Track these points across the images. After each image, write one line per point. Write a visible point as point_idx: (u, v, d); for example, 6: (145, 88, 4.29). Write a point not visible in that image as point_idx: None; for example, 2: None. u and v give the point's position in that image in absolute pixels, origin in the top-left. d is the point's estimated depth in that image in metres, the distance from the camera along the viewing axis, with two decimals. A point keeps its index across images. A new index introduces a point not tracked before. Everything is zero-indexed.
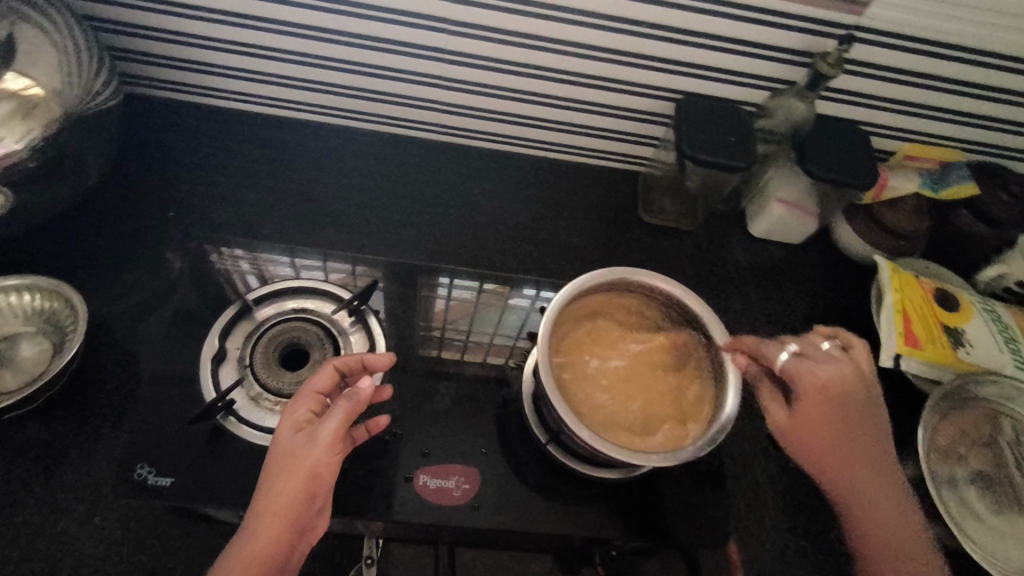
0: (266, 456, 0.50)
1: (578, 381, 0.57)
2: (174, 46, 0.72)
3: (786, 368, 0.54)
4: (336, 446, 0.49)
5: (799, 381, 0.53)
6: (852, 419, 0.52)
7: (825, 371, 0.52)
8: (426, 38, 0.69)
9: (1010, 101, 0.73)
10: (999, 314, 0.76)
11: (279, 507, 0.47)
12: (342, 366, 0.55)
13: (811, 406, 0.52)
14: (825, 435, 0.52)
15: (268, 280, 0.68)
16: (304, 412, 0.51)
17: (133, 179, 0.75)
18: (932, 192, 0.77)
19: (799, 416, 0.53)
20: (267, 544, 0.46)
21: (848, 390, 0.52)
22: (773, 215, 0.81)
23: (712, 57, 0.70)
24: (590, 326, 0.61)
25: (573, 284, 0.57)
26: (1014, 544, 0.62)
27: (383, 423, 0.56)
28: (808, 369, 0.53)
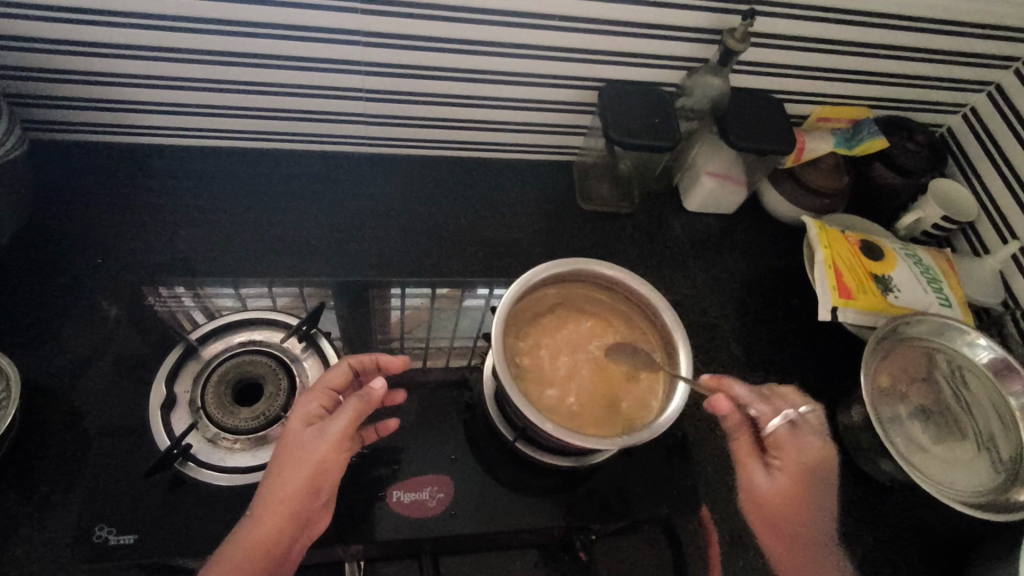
0: (275, 449, 0.53)
1: (536, 377, 0.58)
2: (79, 86, 0.69)
3: (776, 434, 0.58)
4: (341, 446, 0.51)
5: (786, 453, 0.57)
6: (809, 499, 0.57)
7: (795, 453, 0.57)
8: (344, 52, 0.69)
9: (905, 57, 0.78)
10: (920, 257, 0.81)
11: (284, 499, 0.49)
12: (357, 365, 0.58)
13: (787, 478, 0.57)
14: (784, 523, 0.57)
15: (213, 315, 0.67)
16: (315, 407, 0.54)
17: (51, 229, 0.72)
18: (847, 150, 0.82)
19: (777, 480, 0.57)
20: (270, 533, 0.49)
21: (798, 487, 0.56)
22: (705, 187, 0.83)
23: (627, 44, 0.72)
24: (540, 321, 0.61)
25: (519, 283, 0.58)
26: (958, 470, 0.67)
27: (392, 427, 0.59)
28: (792, 443, 0.57)
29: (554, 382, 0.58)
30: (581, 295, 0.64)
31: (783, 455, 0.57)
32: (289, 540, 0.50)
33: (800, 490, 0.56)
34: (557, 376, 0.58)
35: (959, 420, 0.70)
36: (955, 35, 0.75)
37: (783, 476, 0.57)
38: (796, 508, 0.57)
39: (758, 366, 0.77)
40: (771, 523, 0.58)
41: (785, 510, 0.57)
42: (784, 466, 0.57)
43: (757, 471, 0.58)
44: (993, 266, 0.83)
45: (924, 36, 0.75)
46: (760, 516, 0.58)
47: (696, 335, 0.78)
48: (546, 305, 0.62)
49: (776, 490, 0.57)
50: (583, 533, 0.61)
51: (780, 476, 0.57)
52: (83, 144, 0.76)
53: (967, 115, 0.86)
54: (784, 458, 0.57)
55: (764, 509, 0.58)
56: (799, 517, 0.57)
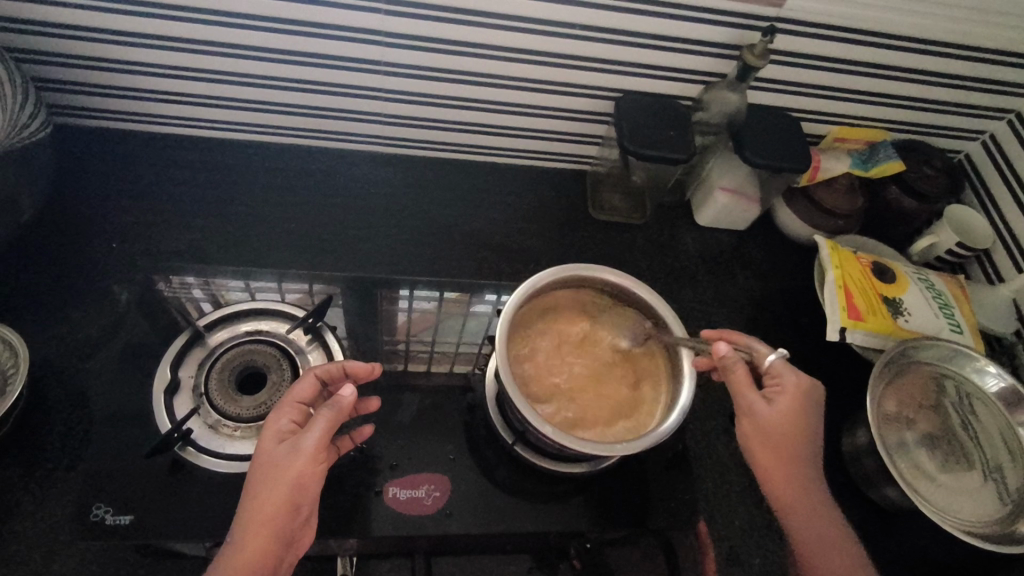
0: (249, 469, 0.51)
1: (537, 384, 0.58)
2: (105, 73, 0.70)
3: (772, 365, 0.57)
4: (319, 455, 0.50)
5: (783, 377, 0.56)
6: (808, 423, 0.55)
7: (793, 377, 0.56)
8: (365, 52, 0.70)
9: (924, 81, 0.77)
10: (932, 282, 0.80)
11: (263, 518, 0.48)
12: (325, 375, 0.56)
13: (792, 402, 0.55)
14: (787, 450, 0.55)
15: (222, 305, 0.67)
16: (287, 423, 0.53)
17: (69, 211, 0.73)
18: (863, 172, 0.83)
19: (781, 409, 0.55)
20: (252, 554, 0.47)
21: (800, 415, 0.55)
22: (718, 203, 0.83)
23: (645, 55, 0.72)
24: (535, 326, 0.61)
25: (520, 289, 0.57)
26: (963, 499, 0.66)
27: (367, 433, 0.58)
28: (788, 373, 0.56)
29: (571, 390, 0.58)
30: (581, 299, 0.63)
31: (779, 381, 0.56)
32: (275, 561, 0.48)
33: (802, 416, 0.55)
34: (577, 384, 0.58)
35: (967, 448, 0.69)
36: (976, 61, 0.74)
37: (784, 399, 0.55)
38: (798, 438, 0.55)
39: None
40: (773, 450, 0.55)
41: (785, 438, 0.55)
42: (784, 391, 0.56)
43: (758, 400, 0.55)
44: (1006, 295, 0.82)
45: (944, 60, 0.74)
46: (759, 445, 0.56)
47: None
48: (540, 311, 0.62)
49: (777, 414, 0.55)
50: (577, 540, 0.60)
51: (783, 401, 0.55)
52: (105, 130, 0.78)
53: (986, 142, 0.86)
54: (783, 385, 0.56)
55: (768, 435, 0.55)
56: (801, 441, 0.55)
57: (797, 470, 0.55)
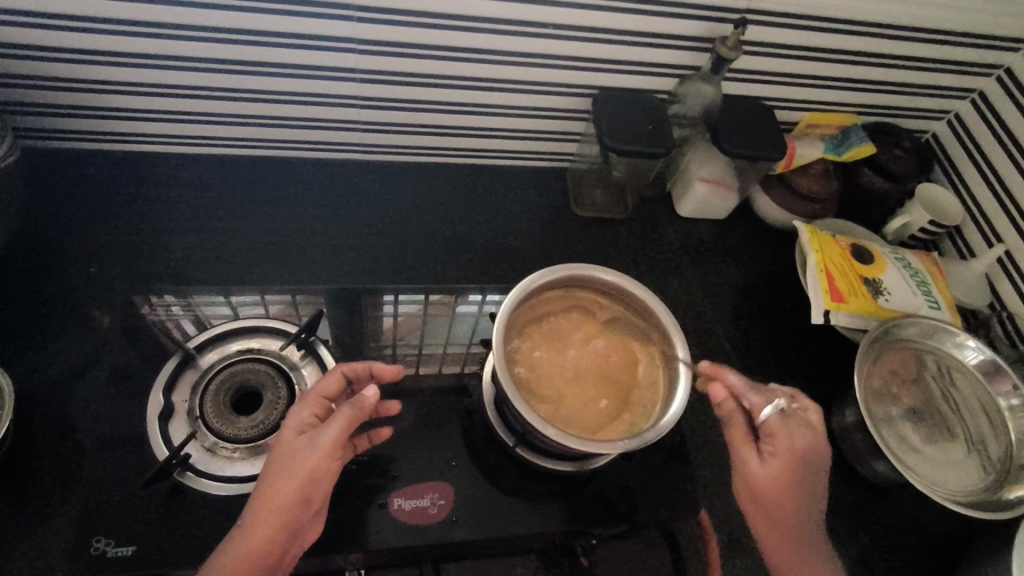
0: (269, 456, 0.52)
1: (536, 379, 0.58)
2: (70, 94, 0.68)
3: (770, 424, 0.57)
4: (335, 452, 0.50)
5: (777, 440, 0.56)
6: (803, 488, 0.55)
7: (789, 441, 0.56)
8: (338, 60, 0.69)
9: (891, 65, 0.79)
10: (909, 261, 0.82)
11: (274, 509, 0.48)
12: (351, 373, 0.58)
13: (781, 469, 0.55)
14: (781, 520, 0.55)
15: (206, 325, 0.66)
16: (308, 415, 0.53)
17: (42, 237, 0.71)
18: (836, 156, 0.84)
19: (769, 475, 0.56)
20: (261, 541, 0.47)
21: (818, 454, 0.56)
22: (698, 194, 0.84)
23: (620, 51, 0.73)
24: (530, 322, 0.61)
25: (515, 291, 0.57)
26: (949, 469, 0.68)
27: (384, 435, 0.60)
28: (787, 435, 0.56)
29: (553, 379, 0.59)
30: (653, 371, 0.61)
31: (776, 442, 0.56)
32: (280, 550, 0.48)
33: (796, 480, 0.55)
34: (529, 367, 0.59)
35: (949, 420, 0.71)
36: (940, 43, 0.76)
37: (777, 469, 0.55)
38: (800, 481, 0.55)
39: (752, 369, 0.78)
40: (775, 525, 0.56)
41: (778, 501, 0.55)
42: (776, 455, 0.56)
43: (751, 461, 0.57)
44: (980, 269, 0.84)
45: (910, 44, 0.76)
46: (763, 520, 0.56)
47: (690, 339, 0.79)
48: (533, 307, 0.62)
49: (767, 473, 0.56)
50: (584, 537, 0.61)
51: (776, 467, 0.55)
52: (74, 152, 0.75)
53: (952, 121, 0.88)
54: (777, 447, 0.56)
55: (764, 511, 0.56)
56: (795, 505, 0.55)
57: (801, 529, 0.56)
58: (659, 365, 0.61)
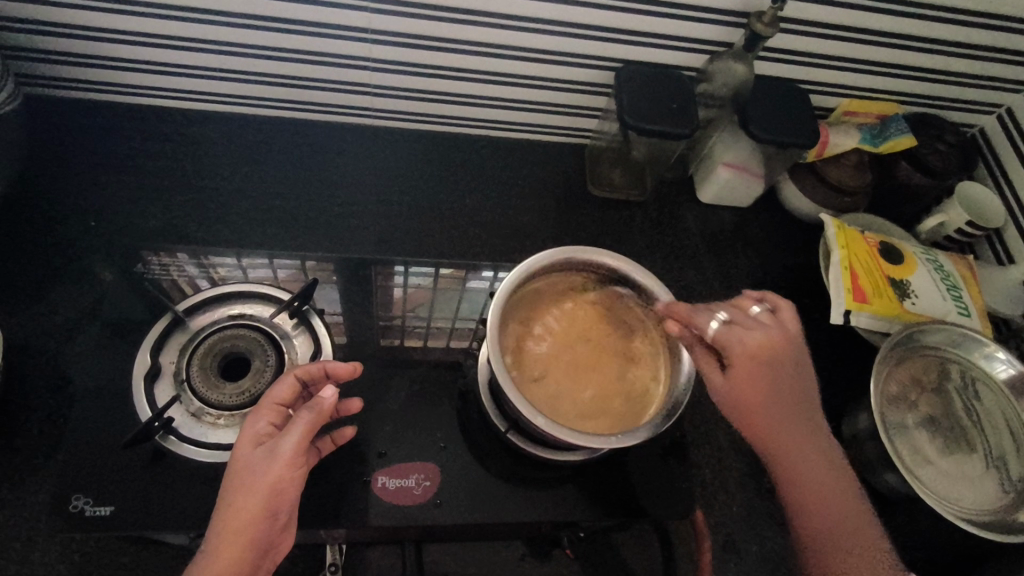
0: (224, 472, 0.49)
1: (526, 376, 0.55)
2: (77, 42, 0.66)
3: (718, 338, 0.53)
4: (297, 460, 0.48)
5: (728, 349, 0.52)
6: (779, 381, 0.52)
7: (739, 343, 0.52)
8: (353, 19, 0.66)
9: (940, 51, 0.73)
10: (941, 263, 0.77)
11: (239, 527, 0.46)
12: (304, 376, 0.54)
13: (741, 371, 0.51)
14: (757, 412, 0.52)
15: (220, 282, 0.65)
16: (264, 426, 0.51)
17: (47, 188, 0.70)
18: (873, 147, 0.79)
19: (733, 378, 0.52)
20: (228, 564, 0.45)
21: (779, 347, 0.52)
22: (720, 179, 0.80)
23: (647, 23, 0.69)
24: (522, 316, 0.58)
25: (512, 275, 0.55)
26: (963, 485, 0.65)
27: (349, 434, 0.56)
28: (736, 339, 0.52)
29: (543, 377, 0.56)
30: (636, 415, 0.55)
31: (728, 352, 0.52)
32: (250, 568, 0.46)
33: (762, 369, 0.52)
34: (538, 335, 0.58)
35: (969, 433, 0.68)
36: (996, 30, 0.70)
37: (736, 376, 0.52)
38: (769, 377, 0.52)
39: None
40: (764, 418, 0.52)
41: (751, 400, 0.52)
42: (732, 362, 0.52)
43: (713, 375, 0.54)
44: (1017, 277, 0.79)
45: (961, 29, 0.70)
46: (746, 420, 0.53)
47: None
48: (525, 299, 0.59)
49: (732, 383, 0.52)
50: (570, 531, 0.59)
51: (735, 370, 0.52)
52: (82, 102, 0.74)
53: (1002, 116, 0.82)
54: (733, 357, 0.52)
55: (734, 408, 0.53)
56: (771, 404, 0.52)
57: (786, 428, 0.52)
58: (643, 414, 0.55)
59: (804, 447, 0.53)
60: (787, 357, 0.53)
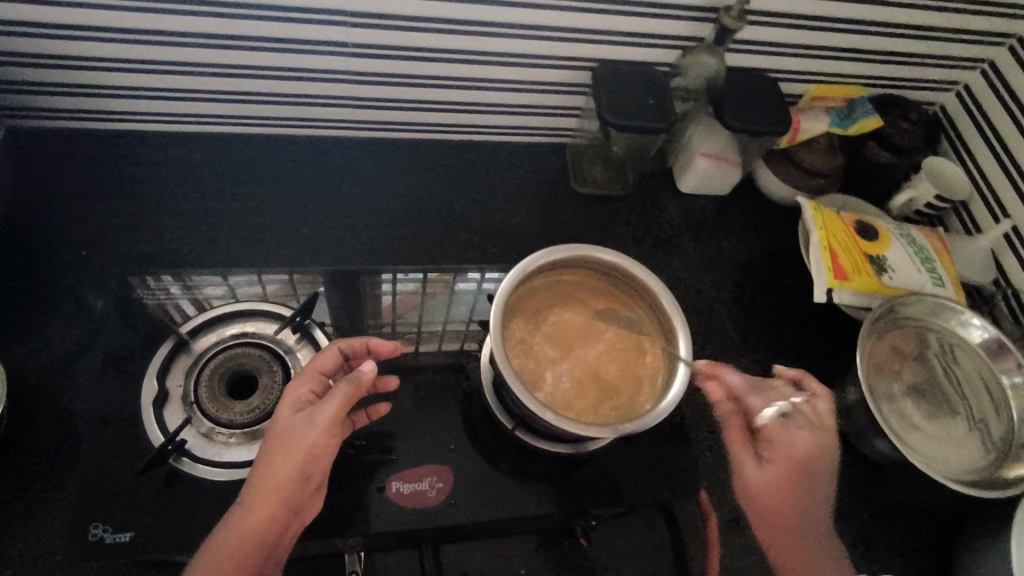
0: (266, 434, 0.51)
1: (532, 366, 0.57)
2: (54, 71, 0.66)
3: (770, 424, 0.60)
4: (333, 429, 0.50)
5: (775, 443, 0.60)
6: (802, 492, 0.59)
7: (797, 440, 0.59)
8: (330, 33, 0.67)
9: (900, 34, 0.76)
10: (914, 237, 0.81)
11: (275, 485, 0.48)
12: (348, 349, 0.57)
13: (778, 466, 0.59)
14: (779, 506, 0.58)
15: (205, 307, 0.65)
16: (306, 393, 0.53)
17: (32, 220, 0.70)
18: (842, 129, 0.82)
19: (767, 467, 0.59)
20: (262, 519, 0.47)
21: (812, 464, 0.59)
22: (700, 169, 0.82)
23: (620, 22, 0.70)
24: (523, 308, 0.60)
25: (515, 271, 0.56)
26: (950, 448, 0.68)
27: (383, 411, 0.60)
28: (787, 437, 0.60)
29: (549, 364, 0.58)
30: (618, 416, 0.56)
31: (775, 449, 0.59)
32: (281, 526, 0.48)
33: (804, 469, 0.59)
34: (546, 324, 0.60)
35: (951, 398, 0.71)
36: (950, 12, 0.74)
37: (774, 466, 0.59)
38: (801, 477, 0.59)
39: (753, 347, 0.78)
40: (773, 522, 0.59)
41: (781, 499, 0.59)
42: (773, 457, 0.59)
43: (747, 461, 0.60)
44: (986, 245, 0.84)
45: (919, 13, 0.73)
46: (764, 518, 0.59)
47: (690, 317, 0.78)
48: (525, 291, 0.61)
49: (763, 477, 0.59)
50: (582, 520, 0.62)
51: (775, 461, 0.59)
52: (60, 131, 0.74)
53: (961, 93, 0.86)
54: (778, 451, 0.59)
55: (761, 499, 0.59)
56: (793, 508, 0.58)
57: (803, 522, 0.59)
58: (625, 416, 0.56)
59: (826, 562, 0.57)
60: (824, 474, 0.60)
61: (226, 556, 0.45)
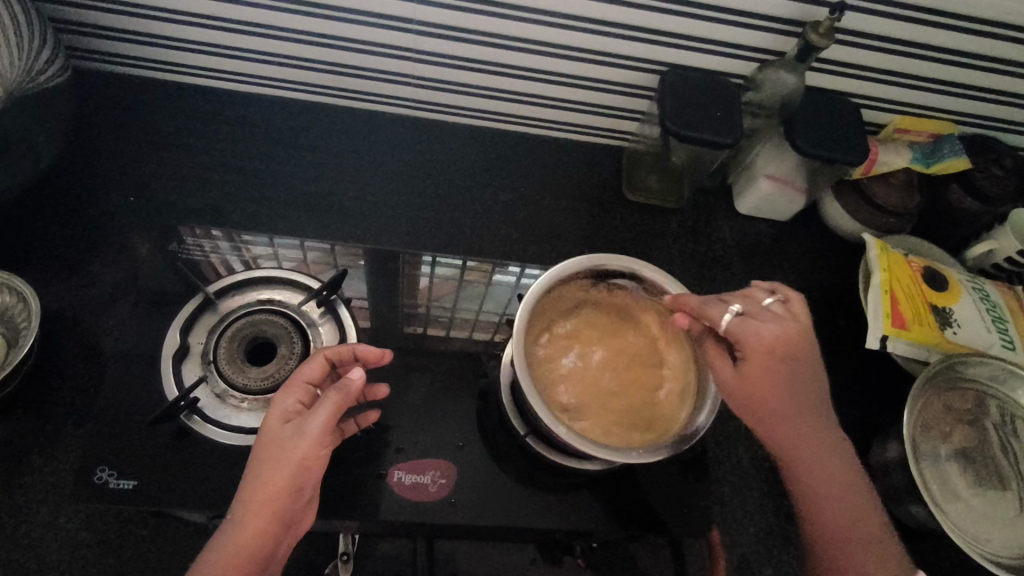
0: (253, 447, 0.49)
1: (561, 394, 0.54)
2: (126, 18, 0.67)
3: (727, 328, 0.50)
4: (325, 439, 0.48)
5: (740, 343, 0.49)
6: (796, 381, 0.49)
7: (764, 332, 0.49)
8: (398, 10, 0.65)
9: (1006, 72, 0.70)
10: (988, 292, 0.74)
11: (266, 502, 0.46)
12: (334, 357, 0.54)
13: (756, 364, 0.49)
14: (771, 408, 0.50)
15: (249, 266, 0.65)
16: (292, 403, 0.50)
17: (90, 161, 0.72)
18: (925, 167, 0.75)
19: (744, 373, 0.50)
20: (254, 537, 0.46)
21: (795, 346, 0.49)
22: (761, 191, 0.78)
23: (699, 27, 0.67)
24: (538, 339, 0.56)
25: (526, 303, 0.53)
26: (993, 525, 0.62)
27: (372, 418, 0.57)
28: (754, 330, 0.49)
29: (578, 391, 0.55)
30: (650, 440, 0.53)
31: (744, 346, 0.49)
32: (274, 542, 0.47)
33: (779, 368, 0.49)
34: (587, 325, 0.58)
35: (1004, 472, 0.65)
36: None
37: (748, 370, 0.49)
38: (772, 371, 0.49)
39: None
40: (756, 417, 0.50)
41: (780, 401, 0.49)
42: (746, 353, 0.49)
43: (723, 368, 0.52)
44: None
45: None
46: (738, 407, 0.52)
47: None
48: (540, 322, 0.57)
49: (743, 384, 0.50)
50: (583, 540, 0.59)
51: (748, 362, 0.49)
52: (127, 77, 0.75)
53: None
54: (745, 350, 0.49)
55: (744, 405, 0.51)
56: (788, 406, 0.49)
57: (799, 428, 0.50)
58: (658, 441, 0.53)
59: (821, 456, 0.51)
60: (807, 353, 0.49)
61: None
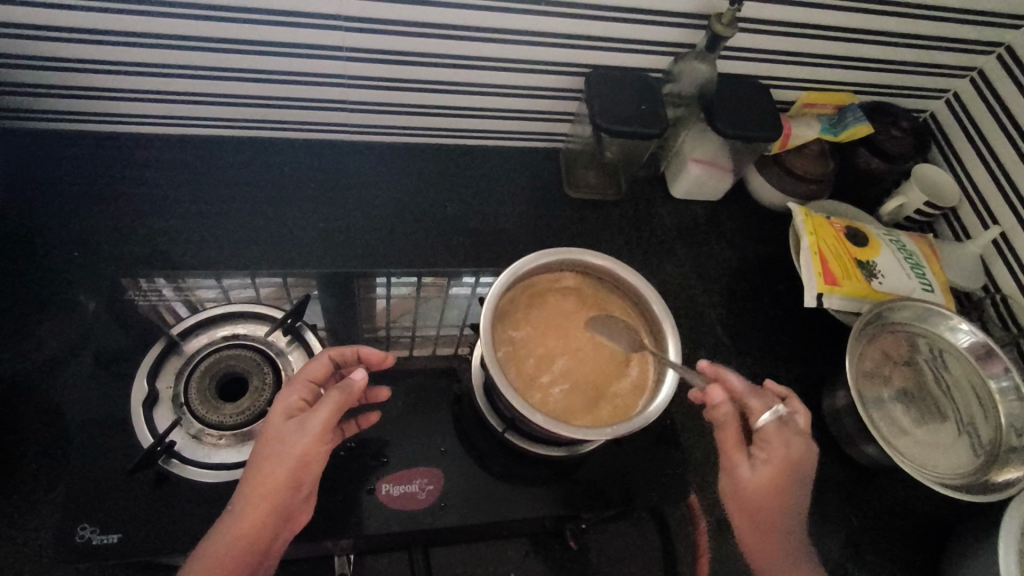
0: (257, 440, 0.51)
1: (554, 380, 0.57)
2: (48, 73, 0.66)
3: (766, 429, 0.56)
4: (324, 436, 0.50)
5: (769, 445, 0.55)
6: (792, 491, 0.55)
7: (790, 445, 0.55)
8: (325, 38, 0.67)
9: (890, 42, 0.77)
10: (904, 243, 0.81)
11: (266, 493, 0.48)
12: (337, 357, 0.57)
13: (769, 471, 0.55)
14: (763, 516, 0.55)
15: (199, 309, 0.65)
16: (296, 400, 0.53)
17: (25, 222, 0.70)
18: (834, 136, 0.82)
19: (756, 474, 0.55)
20: (252, 528, 0.47)
21: (805, 468, 0.55)
22: (692, 175, 0.83)
23: (615, 28, 0.71)
24: (503, 349, 0.58)
25: (484, 328, 0.54)
26: (938, 452, 0.68)
27: (373, 419, 0.59)
28: (785, 441, 0.55)
29: (563, 374, 0.58)
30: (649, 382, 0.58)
31: (769, 449, 0.55)
32: (272, 534, 0.48)
33: (788, 478, 0.55)
34: (539, 318, 0.61)
35: (940, 402, 0.71)
36: (940, 21, 0.74)
37: (766, 467, 0.55)
38: (789, 486, 0.55)
39: (744, 352, 0.78)
40: (752, 518, 0.55)
41: (768, 501, 0.55)
42: (769, 456, 0.55)
43: (742, 465, 0.56)
44: (975, 251, 0.83)
45: (909, 22, 0.74)
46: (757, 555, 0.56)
47: (682, 321, 0.79)
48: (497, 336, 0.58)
49: (757, 478, 0.55)
50: (573, 523, 0.62)
51: (767, 465, 0.55)
52: (54, 133, 0.74)
53: (950, 101, 0.87)
54: (771, 446, 0.55)
55: (746, 507, 0.56)
56: (780, 507, 0.55)
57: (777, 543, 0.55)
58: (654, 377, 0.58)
59: None
60: (802, 478, 0.55)
61: (219, 561, 0.46)
